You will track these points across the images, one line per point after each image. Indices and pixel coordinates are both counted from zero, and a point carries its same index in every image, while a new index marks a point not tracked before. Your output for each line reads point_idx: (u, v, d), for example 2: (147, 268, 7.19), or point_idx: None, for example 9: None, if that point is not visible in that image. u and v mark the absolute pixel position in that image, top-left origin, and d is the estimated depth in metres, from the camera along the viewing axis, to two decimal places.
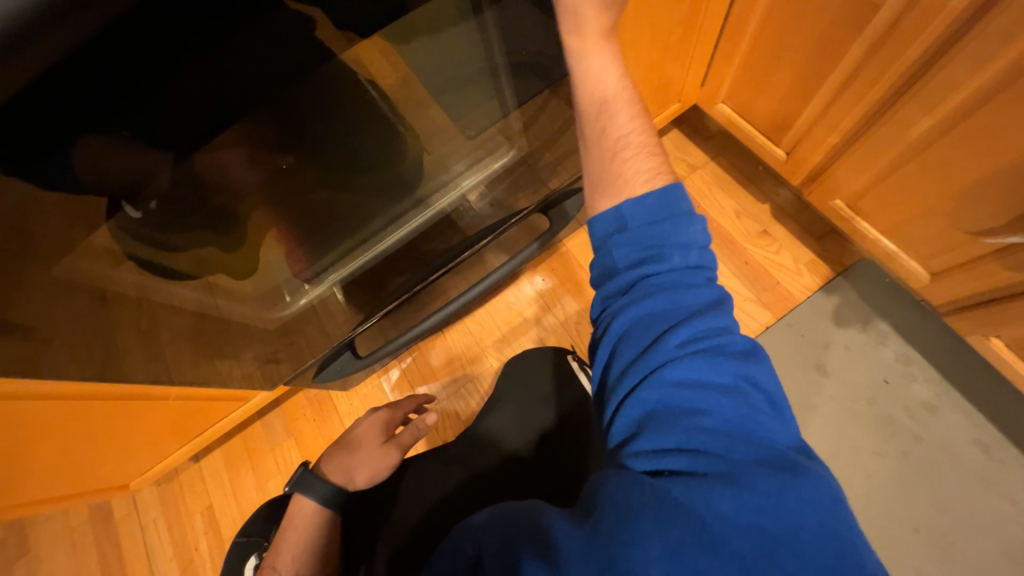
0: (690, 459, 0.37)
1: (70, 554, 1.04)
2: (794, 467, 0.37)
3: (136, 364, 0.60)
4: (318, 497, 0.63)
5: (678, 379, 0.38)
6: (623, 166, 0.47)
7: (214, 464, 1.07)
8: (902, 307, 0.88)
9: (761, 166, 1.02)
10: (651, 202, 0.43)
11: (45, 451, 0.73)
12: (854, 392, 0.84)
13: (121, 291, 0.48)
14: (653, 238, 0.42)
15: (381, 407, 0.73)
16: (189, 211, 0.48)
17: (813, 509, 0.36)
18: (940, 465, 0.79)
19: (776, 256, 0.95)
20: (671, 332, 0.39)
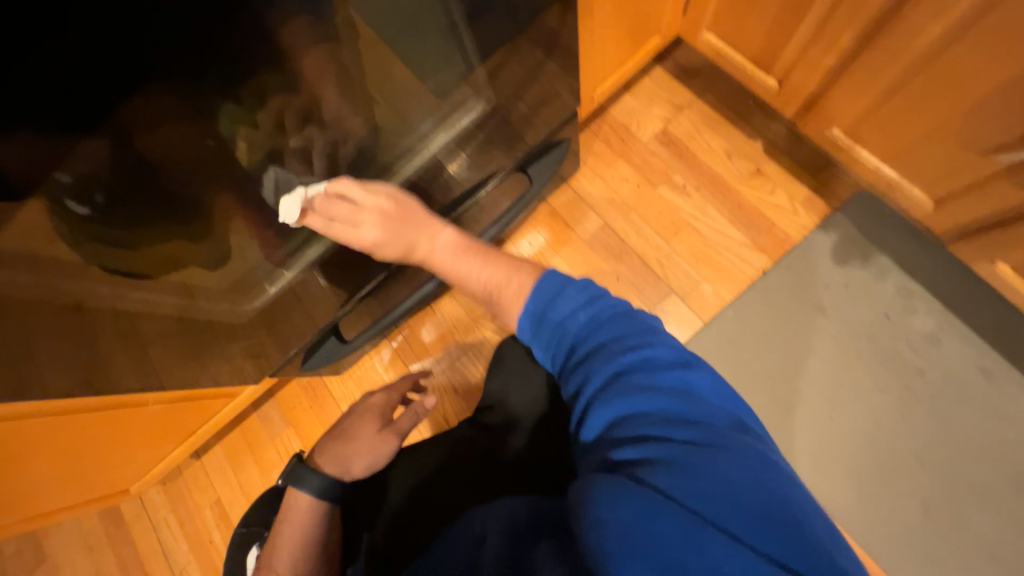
0: (640, 450, 0.42)
1: (87, 557, 1.05)
2: (735, 443, 0.41)
3: (124, 371, 0.59)
4: (310, 491, 0.60)
5: (623, 387, 0.45)
6: (507, 297, 0.59)
7: (216, 459, 1.06)
8: (903, 240, 0.84)
9: (751, 100, 0.95)
10: (535, 300, 0.53)
11: (36, 471, 0.70)
12: (854, 330, 0.83)
13: (99, 299, 0.46)
14: (554, 318, 0.51)
15: (376, 391, 0.69)
16: (145, 199, 0.44)
17: (752, 479, 0.39)
18: (941, 394, 0.79)
19: (771, 196, 0.90)
20: (604, 352, 0.48)
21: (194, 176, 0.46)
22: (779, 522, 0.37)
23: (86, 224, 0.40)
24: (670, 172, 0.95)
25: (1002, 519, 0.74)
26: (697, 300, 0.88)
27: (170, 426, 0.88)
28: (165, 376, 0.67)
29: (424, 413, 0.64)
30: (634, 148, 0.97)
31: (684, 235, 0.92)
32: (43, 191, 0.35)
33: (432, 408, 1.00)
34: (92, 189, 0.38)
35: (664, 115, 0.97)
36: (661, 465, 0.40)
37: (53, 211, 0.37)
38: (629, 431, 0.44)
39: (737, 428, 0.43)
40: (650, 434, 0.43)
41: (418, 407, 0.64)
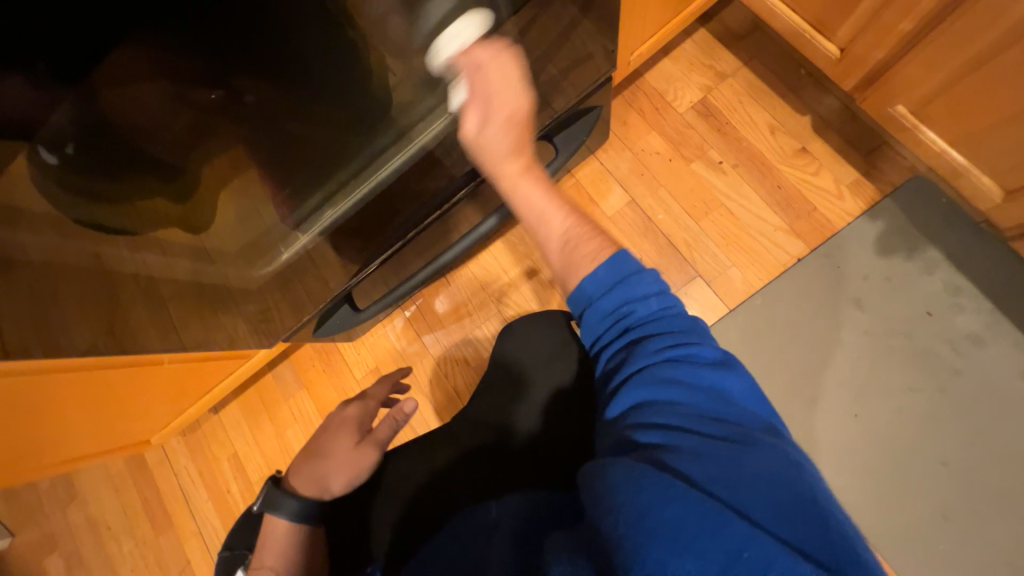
0: (666, 436, 0.41)
1: (115, 496, 1.12)
2: (765, 445, 0.39)
3: (142, 326, 0.58)
4: (288, 516, 0.57)
5: (663, 378, 0.43)
6: (575, 252, 0.52)
7: (233, 415, 1.09)
8: (956, 232, 0.78)
9: (803, 69, 0.86)
10: (603, 274, 0.48)
11: (64, 421, 0.73)
12: (891, 326, 0.78)
13: (115, 249, 0.46)
14: (615, 304, 0.48)
15: (350, 401, 0.64)
16: (115, 152, 0.40)
17: (783, 481, 0.37)
18: (978, 399, 0.74)
19: (815, 177, 0.84)
20: (650, 340, 0.46)
21: (164, 131, 0.42)
22: (806, 520, 0.35)
23: (62, 177, 0.37)
24: (706, 146, 0.89)
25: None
26: (723, 286, 0.84)
27: (189, 383, 0.90)
28: (184, 336, 0.67)
29: (404, 421, 0.57)
30: (668, 119, 0.90)
31: (715, 216, 0.86)
32: (15, 136, 0.33)
33: (443, 379, 1.00)
34: (60, 136, 0.35)
35: (704, 83, 0.90)
36: (687, 454, 0.39)
37: (35, 163, 0.35)
38: (658, 421, 0.42)
39: (769, 432, 0.41)
40: (679, 424, 0.41)
41: (397, 416, 0.57)
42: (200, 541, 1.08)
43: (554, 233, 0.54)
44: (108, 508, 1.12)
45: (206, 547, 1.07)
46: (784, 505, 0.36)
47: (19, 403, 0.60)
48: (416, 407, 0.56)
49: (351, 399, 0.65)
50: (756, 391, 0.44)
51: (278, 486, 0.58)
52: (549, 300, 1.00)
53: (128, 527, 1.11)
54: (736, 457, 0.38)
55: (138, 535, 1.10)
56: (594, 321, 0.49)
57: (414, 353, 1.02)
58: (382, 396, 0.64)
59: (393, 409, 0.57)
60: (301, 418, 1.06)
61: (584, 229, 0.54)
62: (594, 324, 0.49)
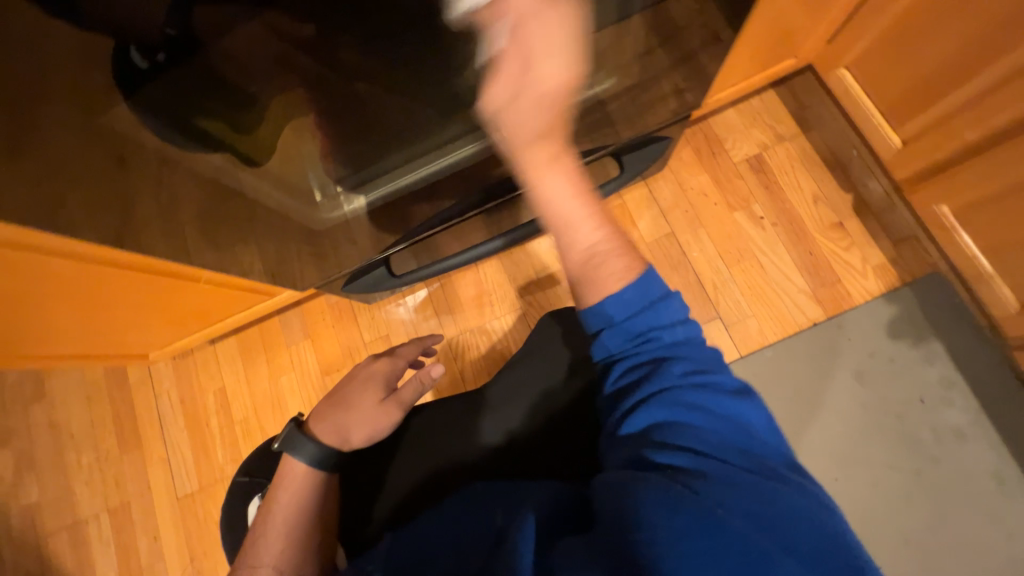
0: (693, 461, 0.40)
1: (86, 404, 1.09)
2: (793, 482, 0.40)
3: (152, 237, 0.57)
4: (306, 459, 0.56)
5: (687, 401, 0.43)
6: (601, 266, 0.49)
7: (229, 349, 1.08)
8: (960, 331, 0.83)
9: (857, 149, 0.92)
10: (629, 292, 0.47)
11: (56, 310, 0.72)
12: (885, 405, 0.83)
13: (142, 156, 0.45)
14: (640, 327, 0.46)
15: (379, 356, 0.63)
16: (200, 76, 0.41)
17: (811, 520, 0.37)
18: (950, 488, 0.79)
19: (845, 252, 0.89)
20: (672, 363, 0.45)
21: (250, 74, 0.43)
22: (838, 563, 0.35)
23: (141, 80, 0.38)
24: (751, 199, 0.93)
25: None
26: (740, 332, 0.88)
27: (196, 306, 0.90)
28: (195, 258, 0.66)
29: (429, 384, 0.58)
30: (722, 165, 0.95)
31: (746, 266, 0.90)
32: (107, 30, 0.34)
33: (450, 361, 1.01)
34: (157, 47, 0.36)
35: (762, 140, 0.94)
36: (720, 484, 0.38)
37: (115, 53, 0.36)
38: (681, 445, 0.41)
39: (793, 469, 0.41)
40: (704, 450, 0.41)
41: (422, 377, 0.58)
42: (165, 469, 1.05)
43: (583, 248, 0.50)
44: (76, 414, 1.09)
45: (170, 475, 1.05)
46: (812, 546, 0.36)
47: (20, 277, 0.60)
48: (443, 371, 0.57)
49: (379, 354, 0.64)
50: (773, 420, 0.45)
51: (299, 428, 0.58)
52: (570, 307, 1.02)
53: (92, 438, 1.08)
54: (768, 492, 0.38)
55: (100, 448, 1.07)
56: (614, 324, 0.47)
57: (428, 329, 1.03)
58: (411, 356, 0.64)
59: (421, 371, 0.58)
60: (298, 368, 1.05)
61: (611, 247, 0.50)
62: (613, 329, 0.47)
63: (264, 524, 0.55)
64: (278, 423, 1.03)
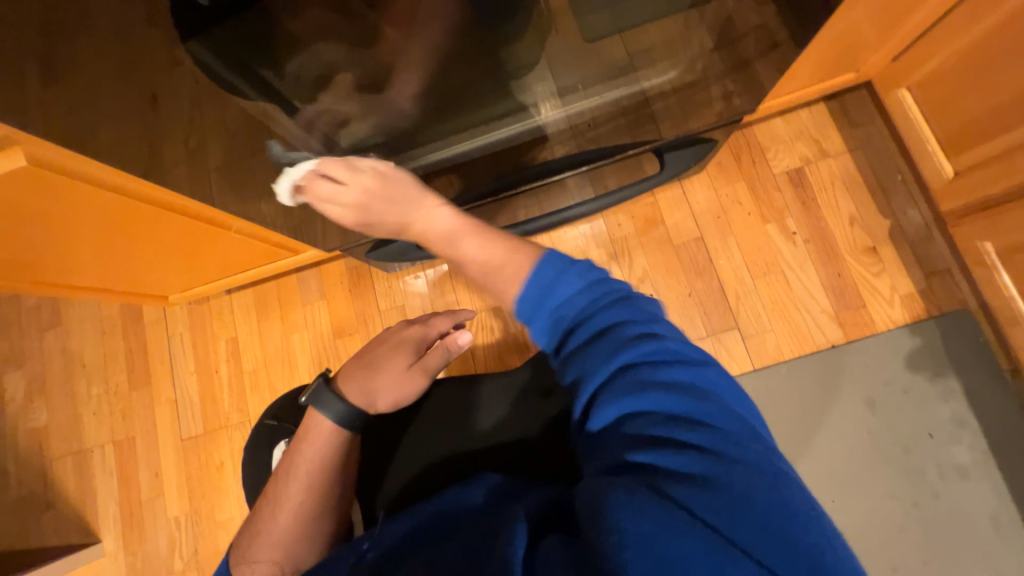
0: (655, 456, 0.37)
1: (100, 337, 1.11)
2: (751, 451, 0.37)
3: (180, 183, 0.57)
4: (332, 416, 0.54)
5: (631, 385, 0.40)
6: (502, 270, 0.48)
7: (245, 300, 1.08)
8: (980, 372, 0.83)
9: (901, 175, 0.89)
10: (534, 284, 0.45)
11: (78, 240, 0.72)
12: (892, 435, 0.82)
13: (173, 96, 0.44)
14: (556, 307, 0.44)
15: (412, 318, 0.62)
16: (259, 26, 0.41)
17: (771, 493, 0.35)
18: (946, 524, 0.79)
19: (874, 278, 0.87)
20: (607, 342, 0.42)
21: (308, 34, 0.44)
22: (804, 541, 0.33)
23: (194, 20, 0.38)
24: (786, 212, 0.91)
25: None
26: (756, 346, 0.88)
27: (218, 254, 0.90)
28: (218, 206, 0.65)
29: (456, 352, 0.58)
30: (761, 175, 0.93)
31: (771, 280, 0.89)
32: None
33: None
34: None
35: (806, 154, 0.92)
36: (676, 476, 0.36)
37: None
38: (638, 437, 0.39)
39: (752, 434, 0.39)
40: (662, 437, 0.38)
41: (453, 343, 0.58)
42: (172, 409, 1.07)
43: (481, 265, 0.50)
44: (90, 345, 1.11)
45: (176, 416, 1.07)
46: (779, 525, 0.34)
47: (56, 203, 0.61)
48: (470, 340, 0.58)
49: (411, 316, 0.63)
50: (729, 387, 0.42)
51: (327, 383, 0.56)
52: None
53: (103, 372, 1.10)
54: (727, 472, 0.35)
55: (110, 381, 1.09)
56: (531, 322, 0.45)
57: (444, 305, 1.03)
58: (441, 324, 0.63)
59: (448, 338, 0.58)
60: (311, 327, 1.06)
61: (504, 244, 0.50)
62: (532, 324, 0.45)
63: (286, 476, 0.54)
64: (287, 379, 1.04)
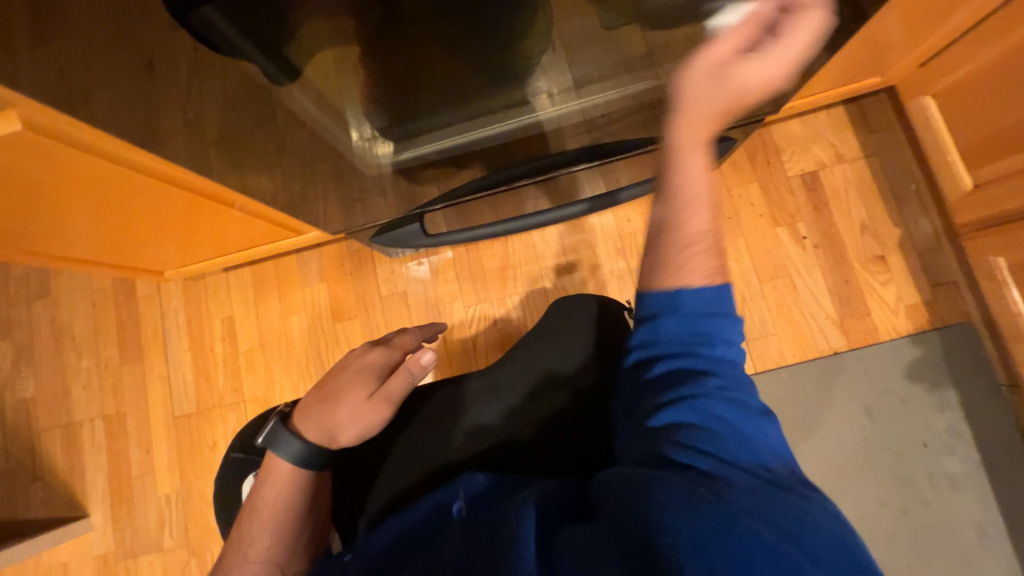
0: (715, 467, 0.39)
1: (91, 310, 1.08)
2: (815, 498, 0.39)
3: (177, 152, 0.55)
4: (289, 457, 0.55)
5: (718, 410, 0.42)
6: (689, 258, 0.46)
7: (242, 279, 1.06)
8: (978, 386, 0.83)
9: (916, 184, 0.89)
10: (704, 295, 0.44)
11: (70, 210, 0.69)
12: (888, 443, 0.83)
13: (171, 62, 0.42)
14: (698, 328, 0.44)
15: (374, 345, 0.61)
16: None
17: (836, 540, 0.36)
18: (933, 531, 0.80)
19: (881, 286, 0.87)
20: (709, 369, 0.43)
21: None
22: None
23: None
24: (797, 216, 0.90)
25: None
26: (759, 349, 0.88)
27: (216, 231, 0.88)
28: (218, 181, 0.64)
29: (419, 373, 0.58)
30: (775, 177, 0.91)
31: (778, 284, 0.89)
32: None
33: (465, 328, 1.00)
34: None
35: (821, 158, 0.91)
36: (750, 492, 0.37)
37: None
38: (706, 449, 0.40)
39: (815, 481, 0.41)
40: (728, 458, 0.40)
41: (413, 367, 0.57)
42: (164, 386, 1.05)
43: (683, 232, 0.46)
44: (80, 318, 1.08)
45: (168, 393, 1.05)
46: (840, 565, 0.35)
47: (50, 171, 0.58)
48: (434, 360, 0.57)
49: (375, 342, 0.62)
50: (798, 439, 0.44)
51: (284, 423, 0.57)
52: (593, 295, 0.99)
53: (94, 345, 1.07)
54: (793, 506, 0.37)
55: (101, 355, 1.07)
56: (654, 322, 0.45)
57: (447, 294, 1.01)
58: (407, 346, 0.63)
59: (410, 361, 0.57)
60: (310, 309, 1.04)
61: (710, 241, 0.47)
62: (653, 324, 0.45)
63: (251, 516, 0.56)
64: (284, 361, 1.03)
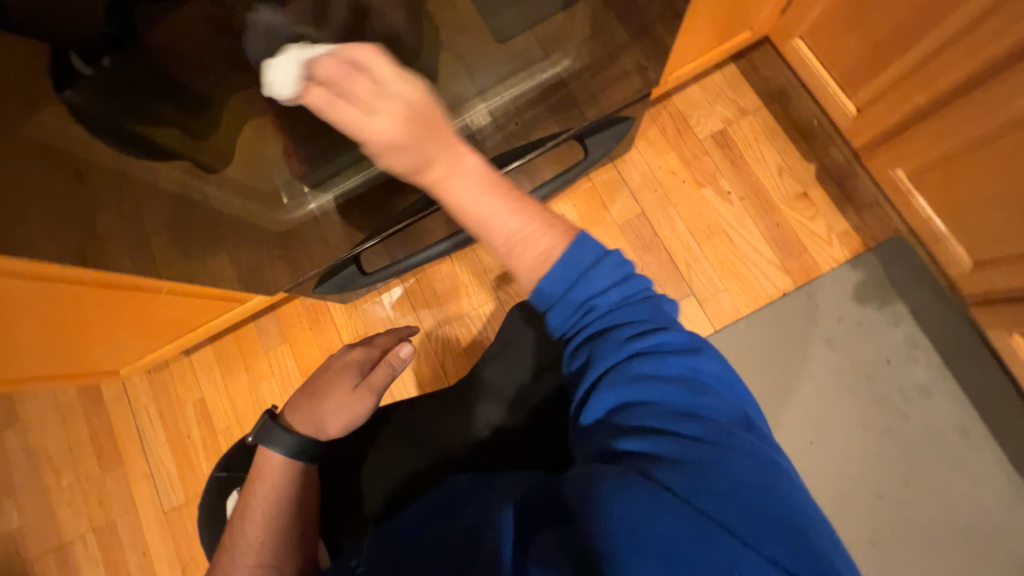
0: (643, 443, 0.40)
1: (62, 427, 1.07)
2: (741, 441, 0.40)
3: (120, 253, 0.57)
4: (283, 451, 0.55)
5: (634, 374, 0.42)
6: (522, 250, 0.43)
7: (206, 359, 1.06)
8: (923, 292, 0.86)
9: (818, 120, 0.93)
10: (559, 270, 0.42)
11: (22, 334, 0.70)
12: (855, 367, 0.85)
13: (100, 168, 0.45)
14: (582, 298, 0.43)
15: (355, 344, 0.61)
16: (142, 92, 0.43)
17: (757, 480, 0.38)
18: (917, 443, 0.82)
19: (810, 222, 0.90)
20: (620, 335, 0.43)
21: (197, 69, 0.45)
22: (787, 523, 0.37)
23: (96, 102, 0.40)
24: (718, 174, 0.94)
25: (946, 566, 0.77)
26: (713, 307, 0.89)
27: (169, 319, 0.89)
28: (166, 273, 0.66)
29: (401, 365, 0.57)
30: (688, 143, 0.95)
31: (716, 242, 0.92)
32: (48, 39, 0.34)
33: (431, 356, 1.01)
34: (99, 50, 0.37)
35: (726, 115, 0.95)
36: (668, 462, 0.39)
37: (55, 64, 0.36)
38: (631, 424, 0.41)
39: (740, 425, 0.42)
40: (658, 427, 0.41)
41: (394, 358, 0.56)
42: (149, 484, 1.04)
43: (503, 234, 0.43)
44: (52, 437, 1.07)
45: (155, 491, 1.03)
46: (759, 503, 0.37)
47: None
48: (413, 351, 0.57)
49: (356, 343, 0.62)
50: (724, 375, 0.44)
51: (275, 420, 0.57)
52: None
53: (71, 461, 1.06)
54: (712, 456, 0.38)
55: (81, 469, 1.05)
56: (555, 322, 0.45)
57: (406, 326, 1.02)
58: (389, 343, 0.62)
59: (389, 353, 0.57)
60: (278, 373, 1.04)
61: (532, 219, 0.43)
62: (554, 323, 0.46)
63: (241, 525, 0.55)
64: None
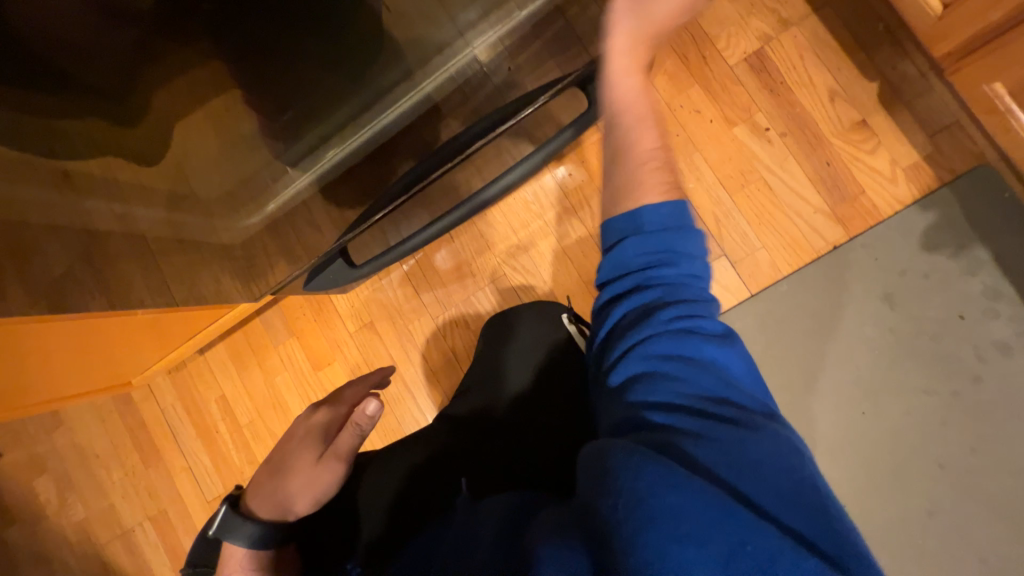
0: (668, 418, 0.39)
1: (101, 427, 1.11)
2: (764, 430, 0.38)
3: (131, 290, 0.55)
4: (244, 543, 0.51)
5: (667, 351, 0.41)
6: (645, 176, 0.49)
7: (219, 355, 1.05)
8: (1010, 232, 0.72)
9: (882, 23, 0.75)
10: (662, 213, 0.45)
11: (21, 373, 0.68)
12: (920, 326, 0.74)
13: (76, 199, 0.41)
14: (657, 247, 0.44)
15: (319, 407, 0.58)
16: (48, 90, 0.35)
17: (780, 468, 0.36)
18: (992, 407, 0.72)
19: (870, 157, 0.75)
20: (662, 309, 0.42)
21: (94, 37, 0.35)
22: (806, 507, 0.35)
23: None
24: (754, 107, 0.78)
25: (1016, 538, 0.69)
26: (749, 269, 0.78)
27: (164, 334, 0.85)
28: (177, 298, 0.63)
29: (368, 425, 0.51)
30: (716, 71, 0.79)
31: (751, 190, 0.78)
32: None
33: (440, 340, 0.96)
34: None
35: (764, 30, 0.78)
36: (693, 437, 0.37)
37: None
38: (657, 398, 0.40)
39: (767, 415, 0.40)
40: (681, 405, 0.39)
41: (359, 417, 0.51)
42: (189, 476, 1.08)
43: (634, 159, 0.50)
44: (95, 436, 1.11)
45: (195, 483, 1.08)
46: (783, 492, 0.35)
47: None
48: (379, 408, 0.51)
49: (320, 403, 0.59)
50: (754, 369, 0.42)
51: (234, 510, 0.54)
52: (561, 266, 0.92)
53: (115, 458, 1.11)
54: (736, 438, 0.37)
55: (126, 464, 1.10)
56: (618, 272, 0.45)
57: (411, 310, 0.97)
58: (355, 399, 0.58)
59: (355, 413, 0.51)
60: (290, 366, 1.02)
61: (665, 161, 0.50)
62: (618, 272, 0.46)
63: None
64: (283, 423, 1.03)
